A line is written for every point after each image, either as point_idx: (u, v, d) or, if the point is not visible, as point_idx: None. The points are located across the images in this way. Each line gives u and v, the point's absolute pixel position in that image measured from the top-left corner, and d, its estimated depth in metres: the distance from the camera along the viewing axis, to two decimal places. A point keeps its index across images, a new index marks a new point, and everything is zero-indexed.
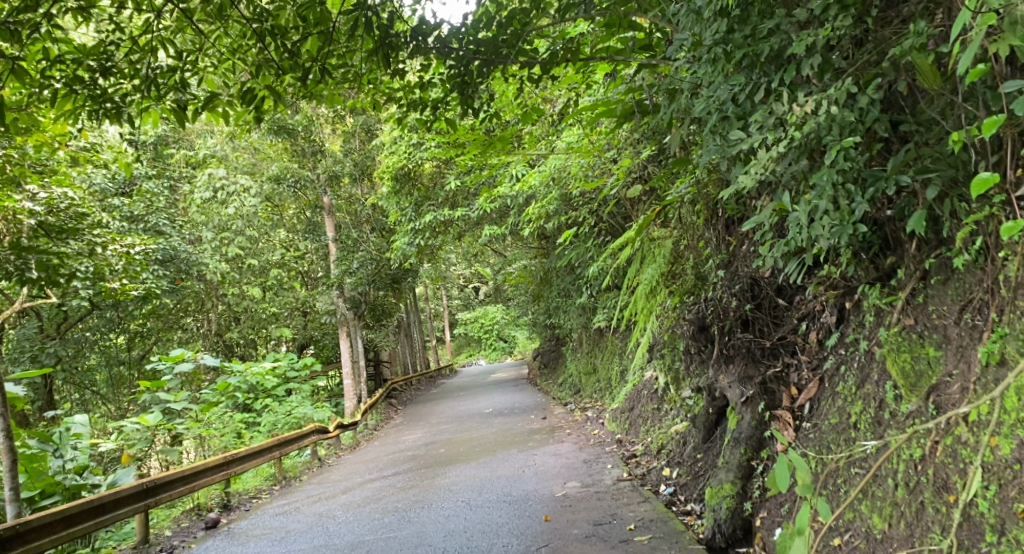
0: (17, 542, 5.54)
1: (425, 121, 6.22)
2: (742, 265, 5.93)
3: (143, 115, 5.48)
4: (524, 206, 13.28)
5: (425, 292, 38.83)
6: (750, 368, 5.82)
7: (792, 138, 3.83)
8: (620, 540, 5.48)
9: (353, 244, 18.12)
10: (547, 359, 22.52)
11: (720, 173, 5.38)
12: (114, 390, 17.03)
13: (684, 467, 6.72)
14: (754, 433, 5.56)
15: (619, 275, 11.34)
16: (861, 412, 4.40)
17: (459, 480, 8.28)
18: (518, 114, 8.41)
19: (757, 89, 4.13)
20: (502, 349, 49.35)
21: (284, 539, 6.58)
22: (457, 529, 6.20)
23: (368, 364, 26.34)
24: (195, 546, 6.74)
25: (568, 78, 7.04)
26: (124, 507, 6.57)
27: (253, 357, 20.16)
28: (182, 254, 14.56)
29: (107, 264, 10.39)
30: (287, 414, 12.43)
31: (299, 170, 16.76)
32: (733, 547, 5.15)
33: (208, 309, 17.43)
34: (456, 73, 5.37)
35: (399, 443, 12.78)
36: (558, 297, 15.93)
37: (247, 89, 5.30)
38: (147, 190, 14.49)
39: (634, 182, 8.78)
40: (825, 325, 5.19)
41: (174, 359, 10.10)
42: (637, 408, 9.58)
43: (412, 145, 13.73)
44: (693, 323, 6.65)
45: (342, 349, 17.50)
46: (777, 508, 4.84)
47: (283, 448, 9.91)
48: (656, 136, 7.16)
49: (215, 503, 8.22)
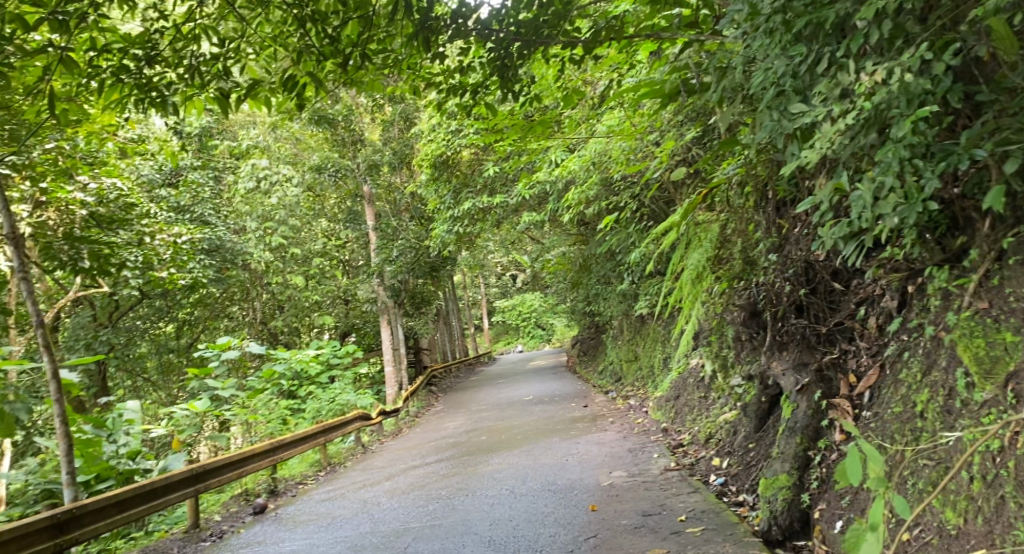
0: (74, 525, 5.62)
1: (464, 106, 6.09)
2: (794, 249, 5.73)
3: (187, 104, 5.45)
4: (564, 192, 13.12)
5: (464, 280, 38.91)
6: (805, 355, 5.65)
7: (860, 109, 3.65)
8: (671, 531, 5.35)
9: (393, 232, 18.14)
10: (587, 346, 22.35)
11: (773, 152, 5.19)
12: (164, 378, 17.32)
13: (734, 457, 6.54)
14: (810, 423, 5.33)
15: (662, 261, 11.14)
16: (928, 400, 4.20)
17: (502, 468, 8.21)
18: (559, 97, 8.26)
19: (819, 60, 3.95)
20: (540, 337, 49.27)
21: (330, 525, 6.58)
22: (502, 517, 6.12)
23: (409, 352, 26.46)
24: (244, 531, 6.78)
25: (610, 58, 6.85)
26: (176, 491, 6.63)
27: (298, 345, 20.37)
28: (228, 244, 14.75)
29: (156, 253, 10.57)
30: (331, 401, 12.50)
31: (339, 160, 16.81)
32: (791, 539, 4.97)
33: (253, 298, 17.60)
34: (496, 55, 5.24)
35: (442, 430, 12.78)
36: (599, 284, 15.76)
37: (288, 76, 5.22)
38: (193, 180, 14.67)
39: (678, 165, 8.58)
40: (885, 310, 5.03)
41: (220, 347, 10.19)
42: (682, 397, 9.40)
43: (451, 132, 13.65)
44: (744, 309, 6.62)
45: (384, 336, 17.56)
46: (838, 500, 4.67)
47: (328, 434, 9.96)
48: (701, 117, 6.96)
49: (262, 489, 8.30)
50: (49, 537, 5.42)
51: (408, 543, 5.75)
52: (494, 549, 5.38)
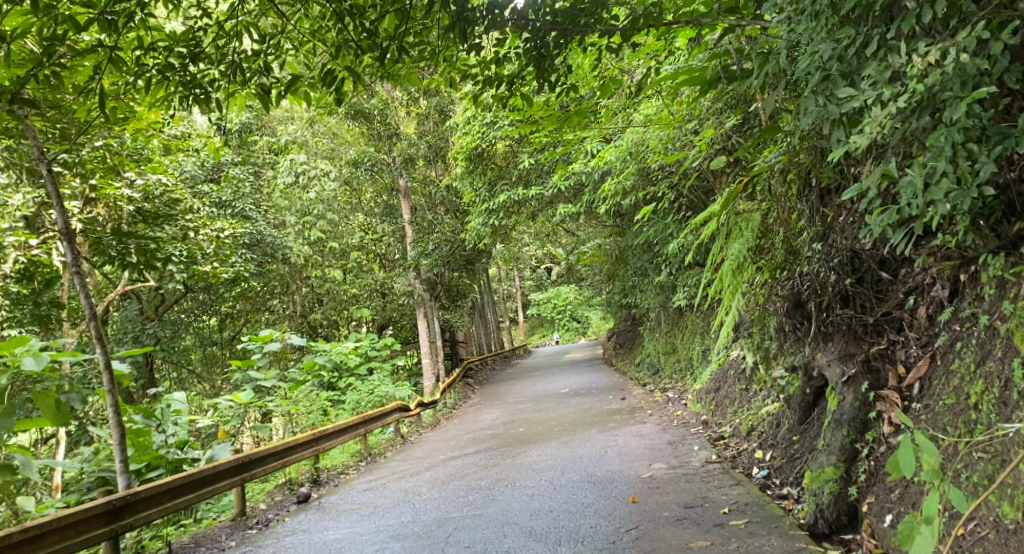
0: (128, 511, 5.76)
1: (500, 97, 6.05)
2: (839, 237, 5.56)
3: (230, 100, 5.50)
4: (600, 183, 13.03)
5: (499, 273, 38.96)
6: (851, 346, 5.56)
7: (912, 92, 3.57)
8: (715, 523, 5.29)
9: (428, 225, 18.23)
10: (623, 339, 22.23)
11: (818, 138, 5.08)
12: (208, 369, 17.68)
13: (778, 450, 6.45)
14: (857, 415, 5.25)
15: (700, 252, 11.03)
16: (982, 392, 4.11)
17: (541, 459, 8.22)
18: (595, 87, 8.19)
19: (868, 42, 3.86)
20: (575, 329, 49.14)
21: (372, 515, 6.64)
22: (543, 508, 6.12)
23: (445, 344, 26.60)
24: (290, 519, 6.88)
25: (648, 46, 6.75)
26: (223, 479, 6.76)
27: (337, 337, 20.58)
28: (269, 238, 14.97)
29: (199, 247, 10.82)
30: (370, 392, 12.61)
31: (376, 154, 16.91)
32: (838, 533, 4.89)
33: (293, 292, 17.76)
34: (531, 46, 5.21)
35: (479, 422, 12.83)
36: (635, 275, 15.64)
37: (327, 70, 5.24)
38: (234, 176, 14.89)
39: (717, 154, 8.45)
40: (936, 299, 4.92)
41: (262, 339, 10.33)
42: (723, 389, 9.29)
43: (486, 124, 13.65)
44: (788, 299, 6.43)
45: (420, 329, 17.67)
46: (887, 493, 4.58)
47: (368, 425, 10.07)
48: (741, 105, 6.86)
49: (305, 478, 8.42)
50: (105, 523, 5.57)
51: (450, 533, 5.78)
52: (536, 539, 5.38)
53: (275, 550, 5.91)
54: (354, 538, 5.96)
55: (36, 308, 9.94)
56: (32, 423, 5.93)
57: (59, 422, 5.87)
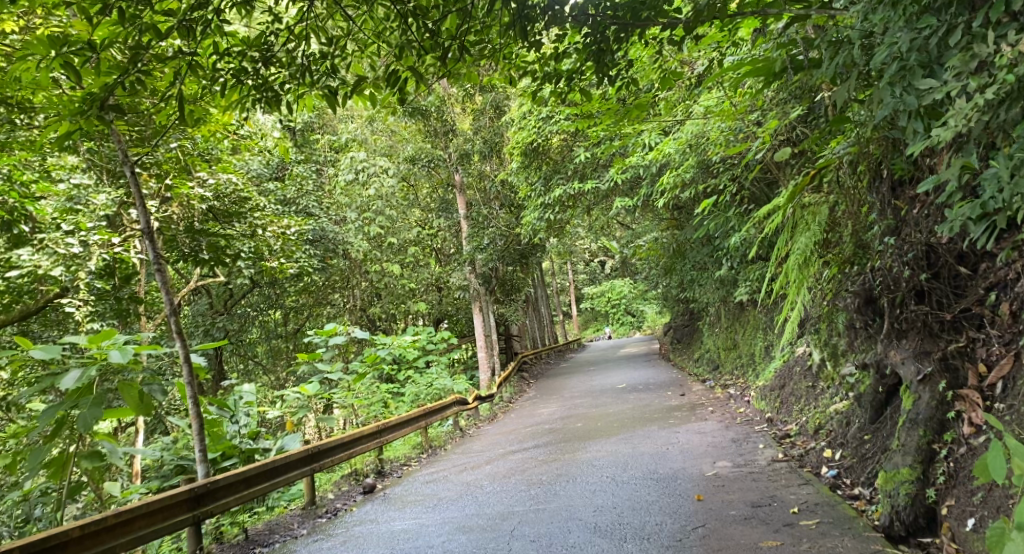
0: (209, 498, 5.96)
1: (559, 93, 6.02)
2: (914, 231, 5.43)
3: (299, 102, 5.61)
4: (658, 176, 12.87)
5: (553, 267, 38.92)
6: (927, 343, 5.38)
7: (1001, 83, 3.46)
8: (784, 523, 5.20)
9: (484, 220, 18.28)
10: (681, 334, 21.96)
11: (892, 129, 4.92)
12: (274, 361, 18.15)
13: (848, 449, 6.29)
14: (934, 414, 5.08)
15: (762, 246, 10.82)
16: None
17: (601, 455, 8.18)
18: (654, 80, 8.11)
19: (950, 31, 3.73)
20: (630, 323, 48.83)
21: (437, 506, 6.72)
22: (607, 504, 6.10)
23: (500, 338, 26.71)
24: (357, 509, 7.03)
25: (710, 38, 6.64)
26: (294, 469, 6.94)
27: (396, 331, 20.88)
28: (331, 235, 15.27)
29: (266, 244, 10.97)
30: (429, 385, 12.72)
31: (432, 150, 17.06)
32: (915, 536, 4.74)
33: (353, 286, 17.92)
34: (592, 41, 5.19)
35: (537, 416, 12.86)
36: (694, 270, 15.46)
37: (391, 71, 5.30)
38: (297, 173, 15.22)
39: (782, 145, 8.24)
40: (1020, 296, 4.69)
41: (327, 333, 10.52)
42: (787, 386, 9.10)
43: (542, 119, 13.64)
44: (858, 295, 6.27)
45: (477, 323, 17.78)
46: (968, 496, 4.44)
47: (429, 418, 10.20)
48: (807, 96, 6.69)
49: (370, 469, 8.57)
50: (188, 508, 5.78)
51: (514, 527, 5.81)
52: (602, 535, 5.37)
53: (345, 539, 6.05)
54: (421, 529, 6.05)
55: (116, 304, 10.18)
56: (117, 413, 6.21)
57: (143, 412, 6.12)
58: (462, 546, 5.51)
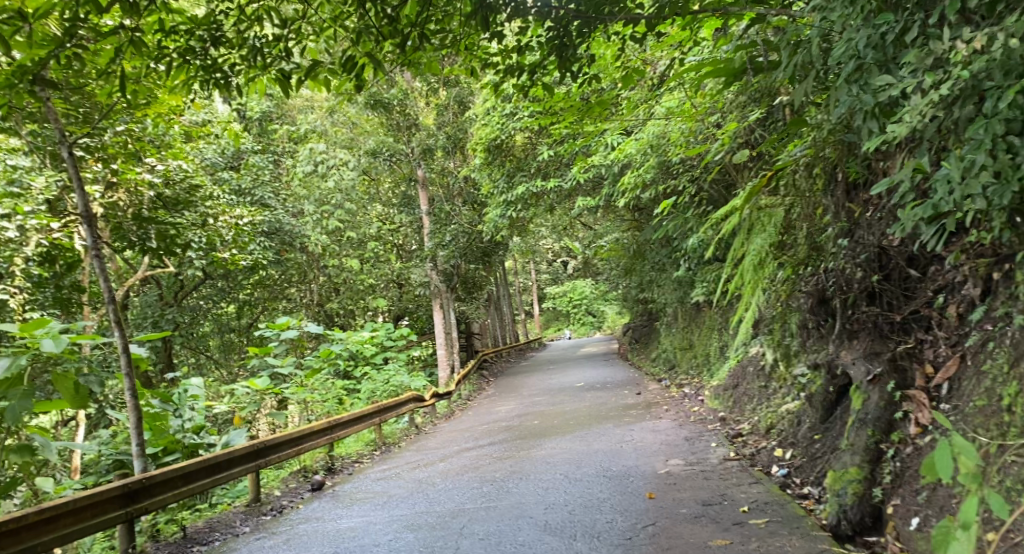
0: (143, 495, 5.75)
1: (522, 87, 5.92)
2: (866, 233, 5.48)
3: (250, 85, 5.41)
4: (620, 176, 12.86)
5: (516, 266, 38.84)
6: (877, 345, 5.43)
7: (955, 79, 3.48)
8: (733, 522, 5.20)
9: (446, 216, 18.08)
10: (639, 334, 22.05)
11: (848, 131, 4.95)
12: (226, 355, 17.76)
13: (798, 449, 6.33)
14: (882, 415, 5.11)
15: (721, 248, 10.88)
16: (1016, 394, 4.03)
17: (555, 452, 8.14)
18: (617, 78, 8.08)
19: (907, 29, 3.75)
20: (590, 323, 49.00)
21: (386, 504, 6.59)
22: (558, 502, 6.04)
23: (460, 336, 26.56)
24: (303, 506, 6.87)
25: (673, 37, 6.62)
26: (237, 465, 6.75)
27: (353, 327, 20.60)
28: (287, 227, 14.97)
29: (219, 234, 10.74)
30: (385, 382, 12.54)
31: (394, 144, 16.85)
32: (862, 535, 4.75)
33: (310, 280, 17.61)
34: (555, 35, 5.11)
35: (494, 414, 12.77)
36: (653, 270, 15.51)
37: (347, 57, 5.14)
38: (254, 163, 14.89)
39: (741, 147, 8.25)
40: (967, 298, 4.79)
41: (279, 327, 10.31)
42: (741, 386, 9.15)
43: (506, 115, 13.56)
44: (811, 296, 6.29)
45: (436, 319, 17.63)
46: (913, 495, 4.48)
47: (383, 415, 10.05)
48: (766, 98, 6.71)
49: (319, 466, 8.40)
50: (120, 505, 5.57)
51: (463, 525, 5.71)
52: (551, 533, 5.31)
53: (288, 537, 5.89)
54: (368, 527, 5.92)
55: (57, 292, 10.04)
56: (48, 404, 5.92)
57: (79, 404, 5.90)
58: (408, 545, 5.39)
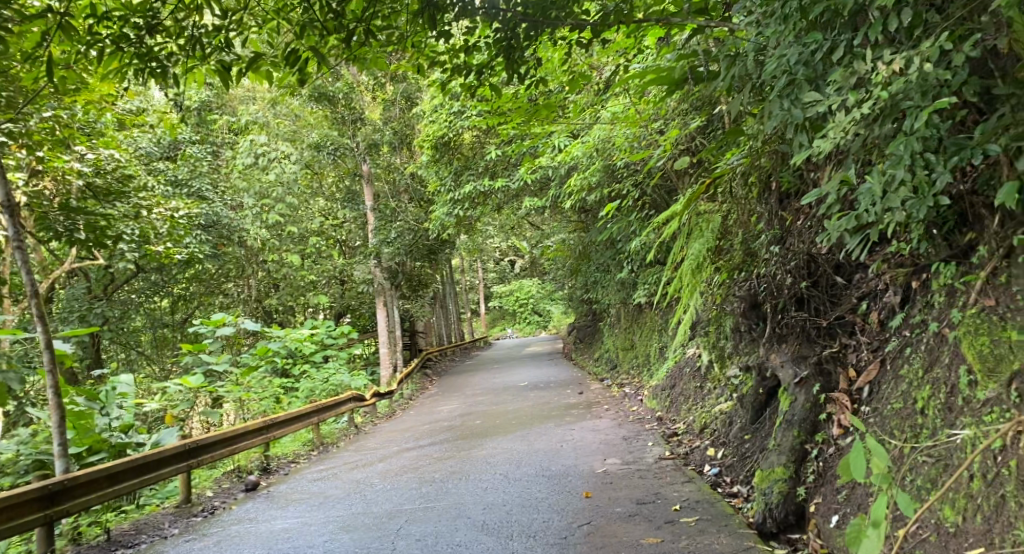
0: (65, 497, 5.58)
1: (469, 86, 5.92)
2: (796, 241, 5.66)
3: (188, 76, 5.29)
4: (566, 177, 12.95)
5: (462, 264, 38.81)
6: (804, 348, 5.63)
7: (877, 98, 3.64)
8: (665, 520, 5.33)
9: (391, 213, 17.93)
10: (583, 334, 22.27)
11: (782, 142, 5.11)
12: (158, 351, 17.29)
13: (729, 448, 6.53)
14: (807, 416, 5.31)
15: (662, 251, 11.08)
16: (929, 398, 4.26)
17: (496, 452, 8.18)
18: (563, 81, 8.16)
19: (835, 47, 3.90)
20: (536, 322, 49.26)
21: (322, 505, 6.55)
22: (496, 502, 6.09)
23: (405, 333, 26.41)
24: (236, 507, 6.76)
25: (618, 43, 6.70)
26: (168, 465, 6.61)
27: (293, 323, 20.41)
28: (225, 220, 14.64)
29: (152, 227, 10.52)
30: (325, 381, 12.41)
31: (339, 138, 16.65)
32: (785, 532, 4.96)
33: (248, 276, 17.45)
34: (502, 36, 5.13)
35: (436, 413, 12.76)
36: (597, 271, 15.68)
37: (291, 50, 5.08)
38: (191, 154, 14.51)
39: (682, 153, 8.40)
40: (888, 305, 5.02)
41: (215, 323, 10.10)
42: (678, 386, 9.35)
43: (454, 113, 13.53)
44: (744, 301, 6.43)
45: (379, 317, 17.51)
46: (833, 494, 4.68)
47: (322, 414, 9.94)
48: (706, 106, 6.86)
49: (254, 466, 8.27)
50: (40, 508, 5.40)
51: (400, 525, 5.72)
52: (488, 533, 5.36)
53: (219, 539, 5.81)
54: (303, 528, 5.88)
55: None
56: None
57: None
58: (344, 546, 5.38)
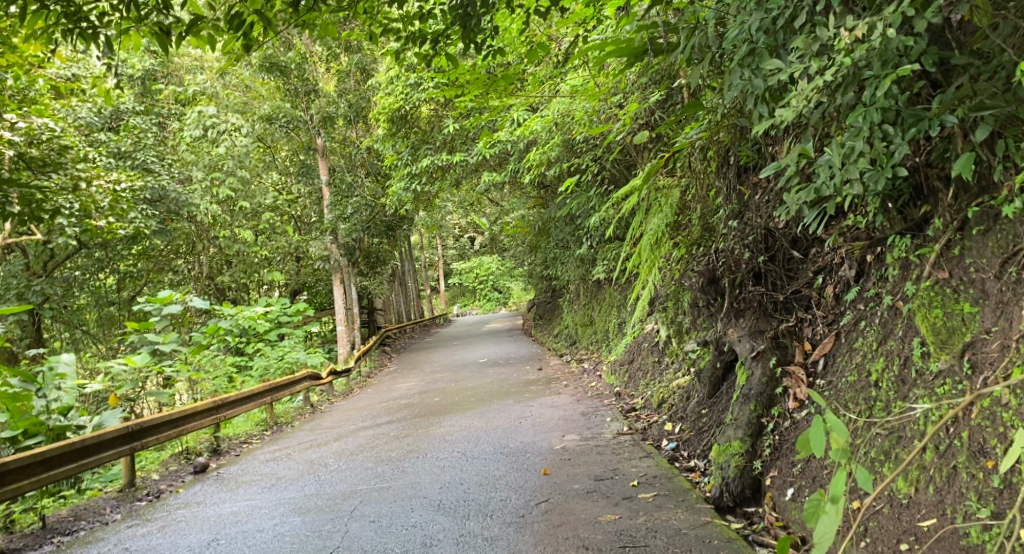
0: None
1: (424, 56, 5.68)
2: (754, 215, 5.62)
3: (123, 39, 5.01)
4: (525, 152, 12.74)
5: (422, 241, 38.40)
6: (761, 322, 5.61)
7: (839, 65, 3.56)
8: (623, 496, 5.30)
9: (348, 188, 17.50)
10: (543, 310, 22.21)
11: (741, 116, 5.04)
12: (104, 329, 16.78)
13: (686, 422, 6.53)
14: (764, 390, 5.31)
15: (621, 227, 11.00)
16: (883, 370, 4.28)
17: (454, 430, 8.09)
18: (522, 52, 7.96)
19: (797, 15, 3.81)
20: (496, 299, 49.40)
21: (274, 486, 6.39)
22: (453, 480, 6.01)
23: (363, 311, 26.08)
24: (183, 491, 6.57)
25: (577, 13, 6.53)
26: (109, 449, 6.37)
27: (245, 300, 20.14)
28: (172, 194, 14.10)
29: (93, 201, 10.13)
30: (280, 359, 12.15)
31: (292, 111, 16.24)
32: (741, 506, 4.96)
33: (199, 252, 17.07)
34: (458, 4, 4.92)
35: (394, 391, 12.61)
36: (557, 248, 15.60)
37: (234, 14, 4.81)
38: (134, 125, 13.73)
39: (640, 129, 8.29)
40: (843, 279, 5.03)
41: (161, 300, 9.75)
42: (637, 361, 9.35)
43: (410, 86, 13.24)
44: (701, 276, 6.34)
45: (336, 294, 17.20)
46: (790, 467, 4.71)
47: (275, 393, 9.72)
48: (666, 80, 6.74)
49: (204, 447, 8.05)
50: None
51: (354, 507, 5.59)
52: (444, 513, 5.27)
53: (163, 524, 5.63)
54: (252, 511, 5.72)
55: None
56: None
57: None
58: (295, 529, 5.24)
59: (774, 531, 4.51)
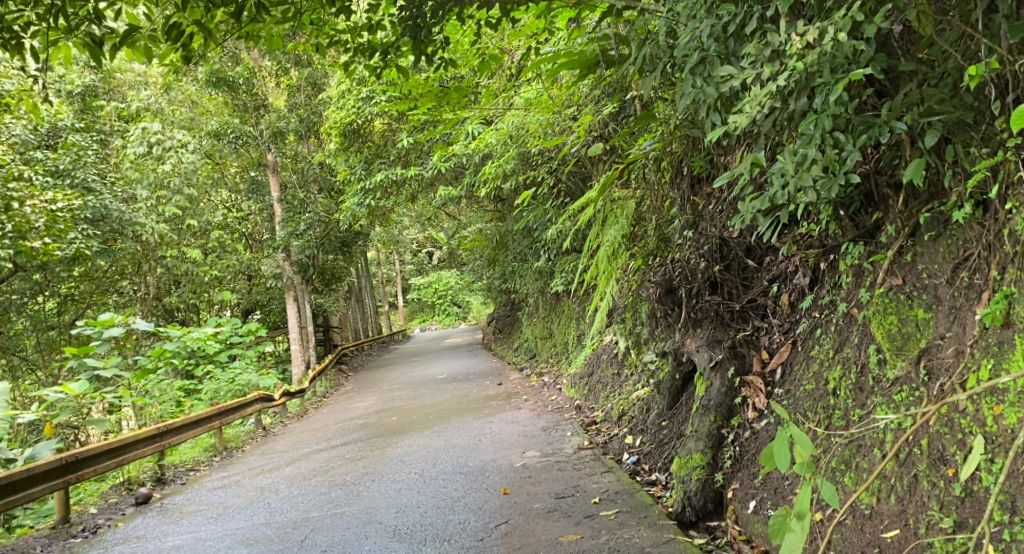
0: None
1: (373, 68, 5.50)
2: (709, 225, 5.58)
3: (54, 51, 4.77)
4: (480, 165, 12.62)
5: (377, 257, 37.96)
6: (718, 332, 5.57)
7: (790, 72, 3.54)
8: (585, 515, 5.19)
9: (300, 204, 17.20)
10: (502, 323, 22.08)
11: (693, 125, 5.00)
12: (44, 355, 16.11)
13: (647, 435, 6.47)
14: (723, 400, 5.27)
15: (578, 239, 10.96)
16: (840, 378, 4.25)
17: (412, 450, 7.90)
18: (474, 64, 7.87)
19: (746, 22, 3.77)
20: (455, 314, 49.07)
21: (221, 517, 6.12)
22: (410, 503, 5.83)
23: (319, 329, 25.58)
24: (122, 525, 6.26)
25: (528, 26, 6.48)
26: (41, 484, 6.04)
27: (196, 321, 19.58)
28: (115, 213, 13.59)
29: (26, 222, 9.74)
30: (231, 381, 11.77)
31: (240, 126, 15.90)
32: (704, 520, 4.90)
33: (146, 272, 16.54)
34: (407, 15, 4.78)
35: (351, 411, 12.34)
36: (514, 261, 15.50)
37: (171, 24, 4.59)
38: (73, 143, 13.24)
39: (594, 140, 8.25)
40: (798, 287, 5.03)
41: (102, 324, 9.35)
42: (597, 373, 9.26)
43: (362, 99, 13.06)
44: (659, 286, 6.18)
45: (290, 313, 16.80)
46: (751, 479, 4.66)
47: (226, 417, 9.39)
48: (619, 91, 6.71)
49: (147, 477, 7.72)
50: None
51: (305, 536, 5.38)
52: (400, 539, 5.10)
53: None
54: (196, 544, 5.48)
55: None
56: None
57: None
58: None
59: (738, 545, 4.45)
